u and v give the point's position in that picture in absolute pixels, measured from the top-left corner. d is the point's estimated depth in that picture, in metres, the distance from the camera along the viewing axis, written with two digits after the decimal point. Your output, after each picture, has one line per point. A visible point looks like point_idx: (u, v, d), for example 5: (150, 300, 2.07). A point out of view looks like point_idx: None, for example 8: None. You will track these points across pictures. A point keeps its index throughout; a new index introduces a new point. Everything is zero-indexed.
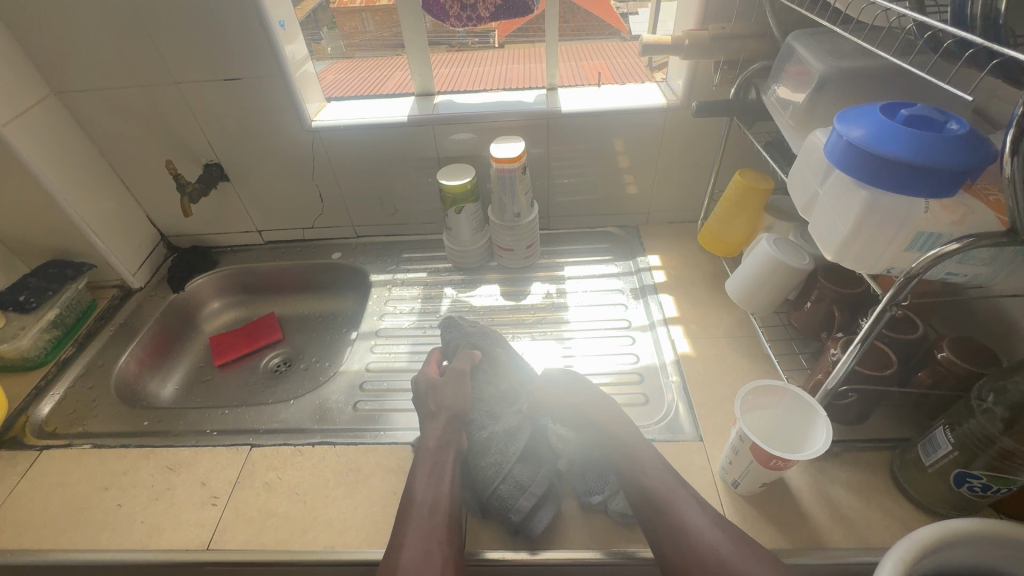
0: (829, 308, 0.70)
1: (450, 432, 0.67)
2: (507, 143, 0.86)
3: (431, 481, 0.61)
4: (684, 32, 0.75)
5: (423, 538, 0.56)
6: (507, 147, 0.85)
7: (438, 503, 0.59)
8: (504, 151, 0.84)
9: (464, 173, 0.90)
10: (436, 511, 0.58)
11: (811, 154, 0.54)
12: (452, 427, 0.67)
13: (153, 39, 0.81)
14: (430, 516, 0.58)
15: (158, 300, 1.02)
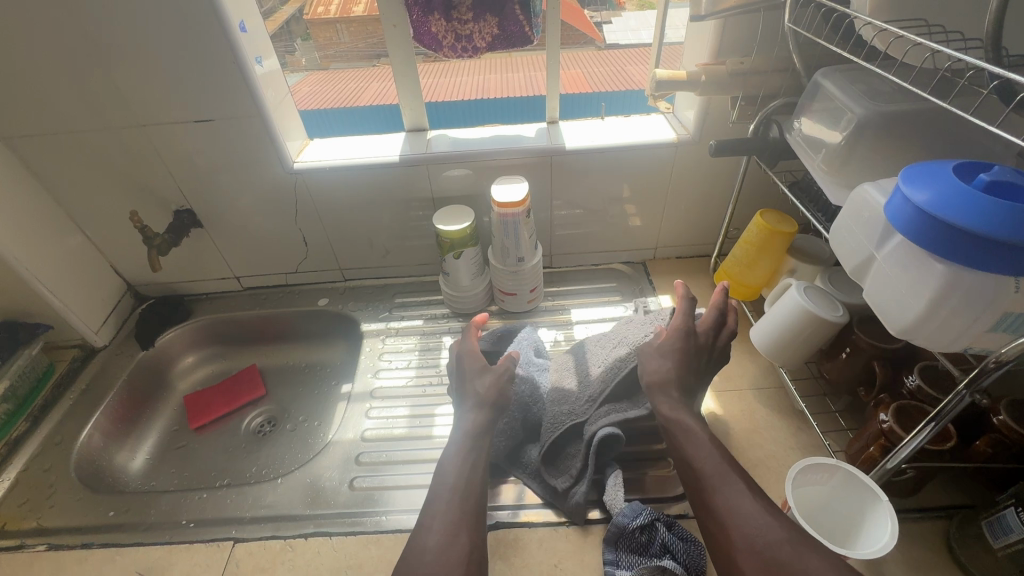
0: (867, 363, 0.64)
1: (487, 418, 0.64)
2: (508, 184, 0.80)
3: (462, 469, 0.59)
4: (700, 66, 0.70)
5: (447, 529, 0.53)
6: (509, 188, 0.78)
7: (468, 488, 0.57)
8: (509, 191, 0.78)
9: (463, 217, 0.83)
10: (465, 500, 0.56)
11: (862, 212, 0.49)
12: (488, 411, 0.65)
13: (114, 80, 0.72)
14: (458, 505, 0.55)
15: (125, 359, 0.92)
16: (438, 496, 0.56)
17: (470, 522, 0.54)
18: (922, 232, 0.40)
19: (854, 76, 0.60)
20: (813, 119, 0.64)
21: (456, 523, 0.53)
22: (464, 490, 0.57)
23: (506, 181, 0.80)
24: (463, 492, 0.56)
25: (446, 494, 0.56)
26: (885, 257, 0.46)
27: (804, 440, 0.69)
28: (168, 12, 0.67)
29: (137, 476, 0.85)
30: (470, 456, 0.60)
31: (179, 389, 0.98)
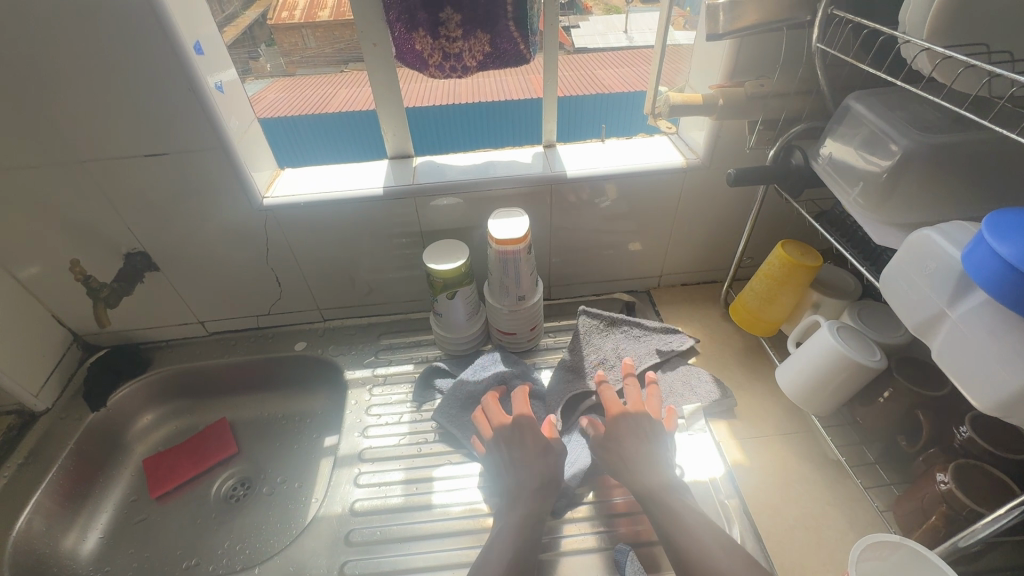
0: (910, 411, 0.59)
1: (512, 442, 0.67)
2: (507, 218, 0.73)
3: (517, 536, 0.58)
4: (715, 89, 0.64)
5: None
6: (506, 222, 0.71)
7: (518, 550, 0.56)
8: (510, 227, 0.71)
9: (456, 254, 0.75)
10: (515, 558, 0.56)
11: (926, 261, 0.44)
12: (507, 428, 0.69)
13: (45, 111, 0.62)
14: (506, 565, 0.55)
15: (72, 422, 0.81)
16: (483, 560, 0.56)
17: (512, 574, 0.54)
18: (1016, 292, 0.35)
19: (890, 101, 0.55)
20: (843, 145, 0.58)
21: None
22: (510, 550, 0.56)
23: (501, 216, 0.73)
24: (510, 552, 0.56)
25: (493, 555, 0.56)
26: (963, 315, 0.40)
27: (841, 493, 0.63)
28: (108, 33, 0.57)
29: (87, 562, 0.74)
30: (518, 517, 0.59)
31: (137, 452, 0.87)
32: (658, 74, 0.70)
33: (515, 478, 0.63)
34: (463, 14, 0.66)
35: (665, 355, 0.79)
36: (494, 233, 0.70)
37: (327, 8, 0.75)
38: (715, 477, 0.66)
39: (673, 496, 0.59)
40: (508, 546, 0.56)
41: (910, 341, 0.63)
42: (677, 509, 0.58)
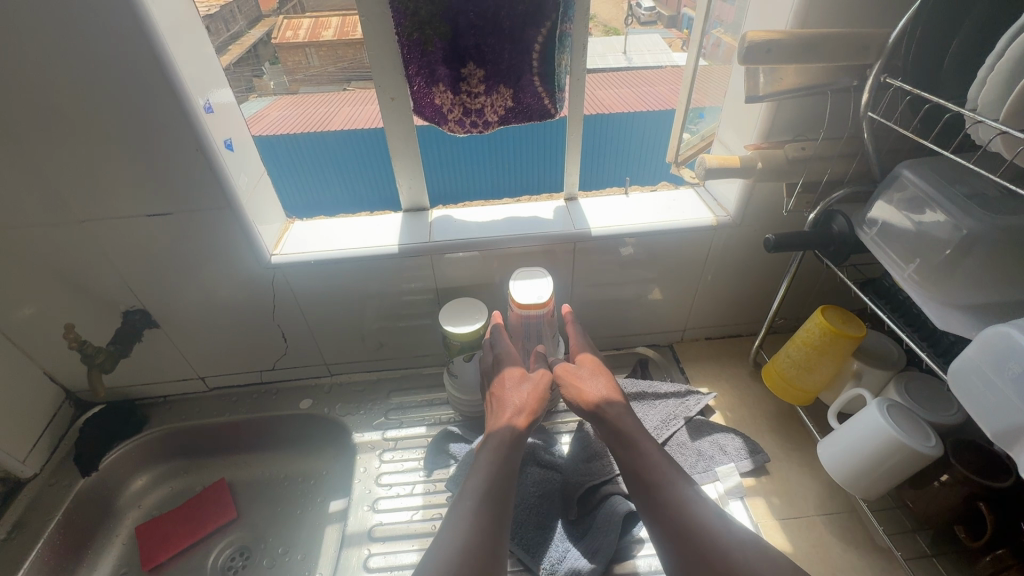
0: (970, 501, 0.54)
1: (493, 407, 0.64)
2: (534, 279, 0.69)
3: (491, 473, 0.56)
4: (753, 151, 0.61)
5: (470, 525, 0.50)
6: (529, 282, 0.68)
7: (493, 492, 0.54)
8: (535, 290, 0.67)
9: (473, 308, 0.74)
10: (490, 499, 0.53)
11: (1008, 364, 0.40)
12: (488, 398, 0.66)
13: (44, 172, 0.59)
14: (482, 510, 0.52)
15: (61, 489, 0.76)
16: (462, 506, 0.53)
17: (489, 515, 0.52)
18: None
19: (945, 172, 0.52)
20: (895, 217, 0.55)
21: (476, 522, 0.51)
22: (488, 488, 0.54)
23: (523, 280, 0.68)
24: (488, 495, 0.53)
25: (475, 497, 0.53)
26: None
27: None
28: (115, 95, 0.54)
29: None
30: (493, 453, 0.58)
31: (129, 518, 0.81)
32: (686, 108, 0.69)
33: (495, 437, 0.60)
34: (487, 70, 0.63)
35: (692, 421, 0.75)
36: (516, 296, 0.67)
37: (330, 28, 0.66)
38: None
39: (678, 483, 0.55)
40: (484, 491, 0.54)
41: (963, 421, 0.59)
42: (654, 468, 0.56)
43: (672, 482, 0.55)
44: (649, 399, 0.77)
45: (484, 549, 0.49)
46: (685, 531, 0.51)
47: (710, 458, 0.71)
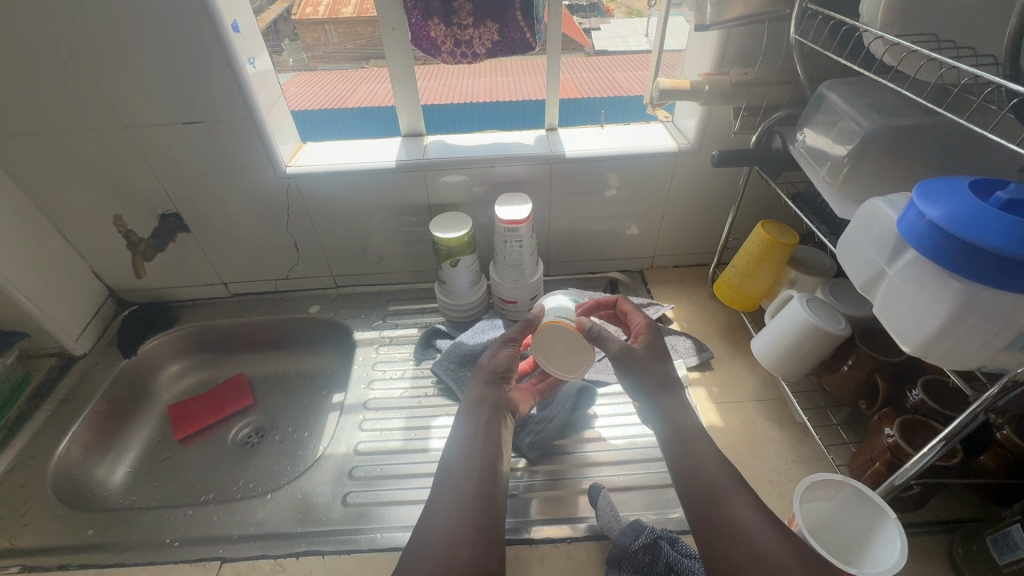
0: (870, 375, 0.64)
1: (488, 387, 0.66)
2: (557, 334, 0.64)
3: (481, 456, 0.59)
4: (703, 76, 0.70)
5: (460, 510, 0.53)
6: (545, 341, 0.65)
7: (480, 474, 0.57)
8: (555, 343, 0.64)
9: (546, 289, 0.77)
10: (480, 484, 0.56)
11: (873, 227, 0.48)
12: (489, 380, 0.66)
13: (100, 79, 0.70)
14: (471, 493, 0.55)
15: (106, 367, 0.88)
16: (452, 484, 0.56)
17: (479, 499, 0.55)
18: (938, 248, 0.40)
19: (859, 88, 0.60)
20: (817, 131, 0.64)
21: (466, 509, 0.53)
22: (479, 473, 0.57)
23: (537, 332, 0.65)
24: (475, 477, 0.56)
25: (463, 482, 0.56)
26: (897, 271, 0.45)
27: (806, 452, 0.68)
28: (159, 9, 0.65)
29: (117, 490, 0.81)
30: (484, 432, 0.61)
31: (162, 399, 0.94)
32: (656, 71, 0.78)
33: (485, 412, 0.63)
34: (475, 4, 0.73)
35: None
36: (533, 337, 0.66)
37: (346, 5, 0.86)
38: None
39: (742, 491, 0.52)
40: (474, 475, 0.56)
41: None
42: (693, 466, 0.54)
43: (730, 496, 0.52)
44: None
45: (467, 529, 0.52)
46: (727, 534, 0.49)
47: None
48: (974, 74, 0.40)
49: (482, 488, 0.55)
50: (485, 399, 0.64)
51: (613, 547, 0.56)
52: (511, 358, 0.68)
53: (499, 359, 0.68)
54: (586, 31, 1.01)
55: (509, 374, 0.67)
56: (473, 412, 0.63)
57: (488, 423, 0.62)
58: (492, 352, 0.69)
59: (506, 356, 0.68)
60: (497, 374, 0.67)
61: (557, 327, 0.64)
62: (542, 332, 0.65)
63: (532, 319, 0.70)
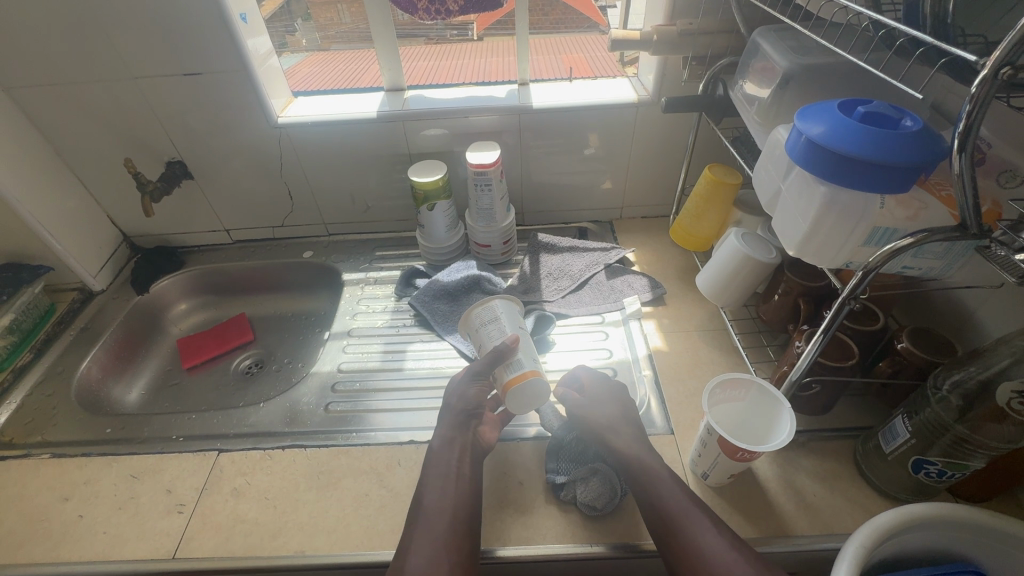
0: (795, 300, 0.71)
1: (458, 429, 0.64)
2: (537, 385, 0.66)
3: (456, 492, 0.58)
4: (653, 27, 0.75)
5: (436, 549, 0.52)
6: (527, 390, 0.66)
7: (456, 514, 0.56)
8: (535, 393, 0.66)
9: (497, 304, 0.75)
10: (454, 520, 0.55)
11: (774, 149, 0.55)
12: (459, 424, 0.64)
13: (109, 33, 0.78)
14: (446, 532, 0.54)
15: (122, 301, 0.99)
16: (427, 525, 0.54)
17: (456, 538, 0.54)
18: (811, 159, 0.46)
19: (786, 35, 0.65)
20: (752, 77, 0.69)
21: (442, 548, 0.52)
22: (454, 510, 0.56)
23: (518, 380, 0.66)
24: (449, 514, 0.55)
25: (436, 522, 0.54)
26: (787, 185, 0.52)
27: (739, 372, 0.75)
28: None
29: (133, 407, 0.91)
30: (456, 472, 0.60)
31: (172, 333, 1.04)
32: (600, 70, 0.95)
33: (457, 454, 0.61)
34: None
35: (611, 267, 0.93)
36: (512, 383, 0.66)
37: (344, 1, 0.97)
38: (638, 357, 0.79)
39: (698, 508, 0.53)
40: (448, 512, 0.56)
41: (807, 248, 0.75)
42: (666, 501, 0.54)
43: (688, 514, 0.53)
44: (579, 252, 0.95)
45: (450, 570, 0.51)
46: (695, 568, 0.49)
47: (620, 292, 0.88)
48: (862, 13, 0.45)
49: (456, 529, 0.54)
50: (456, 439, 0.63)
51: (552, 441, 0.66)
52: (478, 395, 0.67)
53: (467, 398, 0.66)
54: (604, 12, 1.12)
55: (475, 410, 0.66)
56: (444, 450, 0.62)
57: (460, 463, 0.60)
58: (460, 391, 0.67)
59: (474, 395, 0.67)
60: (466, 412, 0.65)
61: (538, 379, 0.66)
62: (524, 383, 0.66)
63: (506, 349, 0.68)
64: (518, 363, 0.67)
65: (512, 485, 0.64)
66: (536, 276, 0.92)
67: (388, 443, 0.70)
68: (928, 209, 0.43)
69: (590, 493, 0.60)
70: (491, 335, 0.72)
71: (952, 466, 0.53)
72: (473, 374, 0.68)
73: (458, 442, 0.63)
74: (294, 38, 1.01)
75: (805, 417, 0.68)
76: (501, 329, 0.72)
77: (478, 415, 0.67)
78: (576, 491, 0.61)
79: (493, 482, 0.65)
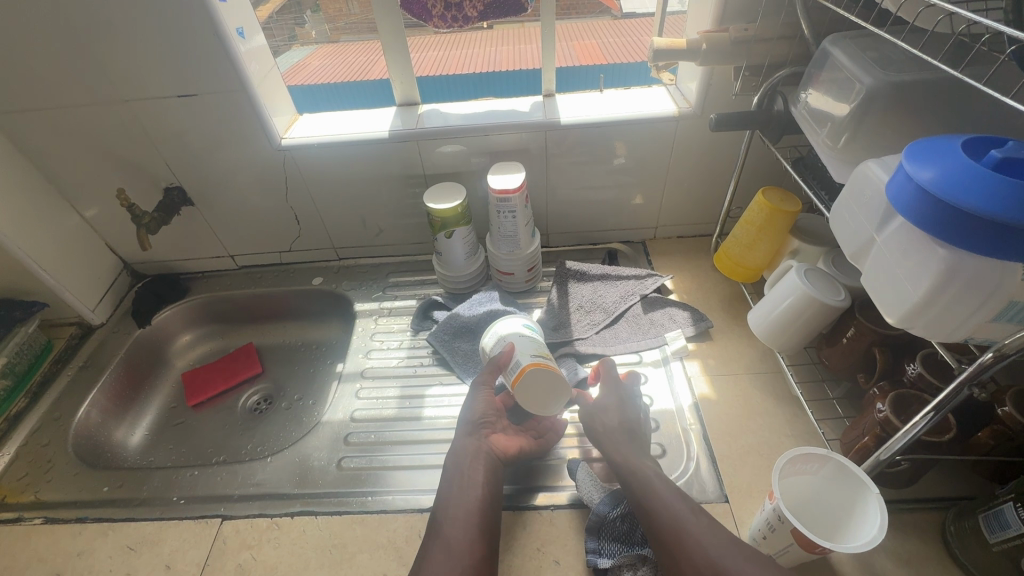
0: (868, 349, 0.61)
1: (469, 435, 0.63)
2: (539, 376, 0.63)
3: (467, 495, 0.57)
4: (701, 35, 0.66)
5: (452, 554, 0.51)
6: (530, 386, 0.63)
7: (468, 518, 0.55)
8: (542, 385, 0.63)
9: (496, 324, 0.72)
10: (467, 526, 0.54)
11: (865, 192, 0.46)
12: (469, 432, 0.63)
13: (94, 54, 0.71)
14: (461, 538, 0.53)
15: (122, 335, 0.93)
16: (440, 530, 0.54)
17: (472, 542, 0.53)
18: (925, 214, 0.37)
19: (864, 43, 0.55)
20: (820, 91, 0.59)
21: (452, 551, 0.52)
22: (469, 516, 0.55)
23: (518, 377, 0.64)
24: (463, 519, 0.55)
25: (451, 530, 0.54)
26: (887, 240, 0.43)
27: (800, 427, 0.67)
28: None
29: (135, 451, 0.85)
30: (469, 476, 0.58)
31: (176, 366, 0.98)
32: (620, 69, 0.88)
33: (470, 458, 0.60)
34: None
35: (647, 298, 0.84)
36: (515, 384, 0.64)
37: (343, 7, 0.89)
38: (683, 406, 0.71)
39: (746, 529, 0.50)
40: (461, 517, 0.55)
41: None
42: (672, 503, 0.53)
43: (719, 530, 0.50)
44: (612, 280, 0.87)
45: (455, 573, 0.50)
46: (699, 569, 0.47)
47: (660, 326, 0.80)
48: (977, 19, 0.35)
49: (471, 535, 0.53)
50: (467, 445, 0.61)
51: (593, 516, 0.57)
52: (486, 403, 0.66)
53: (476, 408, 0.65)
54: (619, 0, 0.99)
55: (486, 419, 0.64)
56: (456, 457, 0.60)
57: (471, 466, 0.59)
58: (474, 402, 0.66)
59: (482, 403, 0.66)
60: (476, 420, 0.64)
61: (537, 372, 0.63)
62: (526, 378, 0.63)
63: (501, 357, 0.67)
64: (517, 363, 0.65)
65: (547, 564, 0.57)
66: (564, 309, 0.84)
67: (407, 509, 0.63)
68: None
69: None
70: (493, 348, 0.70)
71: None
72: (479, 385, 0.67)
73: (470, 446, 0.61)
74: (303, 31, 0.93)
75: (883, 486, 0.59)
76: (500, 338, 0.70)
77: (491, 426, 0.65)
78: None
79: (525, 560, 0.57)
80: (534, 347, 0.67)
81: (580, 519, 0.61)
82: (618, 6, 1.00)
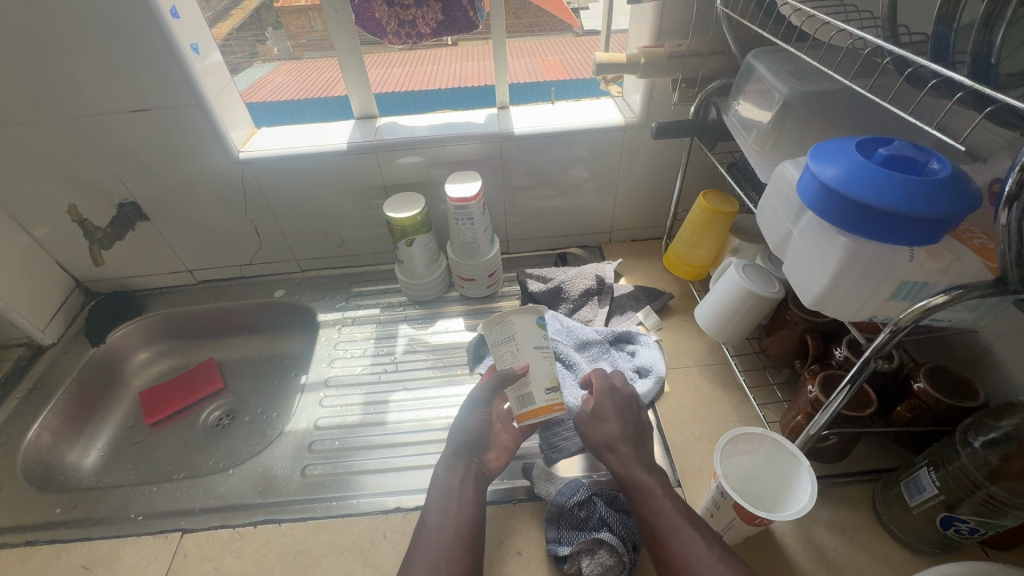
0: (801, 336, 0.67)
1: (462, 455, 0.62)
2: (547, 418, 0.63)
3: (456, 507, 0.57)
4: (640, 49, 0.71)
5: (438, 558, 0.52)
6: (536, 421, 0.63)
7: (460, 527, 0.55)
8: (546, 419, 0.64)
9: (511, 314, 0.65)
10: (457, 537, 0.54)
11: (782, 190, 0.51)
12: (460, 454, 0.62)
13: (42, 70, 0.71)
14: (447, 550, 0.53)
15: (74, 354, 0.90)
16: (429, 542, 0.54)
17: (456, 554, 0.53)
18: (828, 207, 0.42)
19: (782, 57, 0.61)
20: (748, 101, 0.64)
21: (442, 560, 0.52)
22: (458, 526, 0.55)
23: (530, 415, 0.62)
24: (451, 529, 0.55)
25: (436, 540, 0.54)
26: (801, 232, 0.48)
27: (745, 412, 0.71)
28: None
29: (90, 472, 0.82)
30: (458, 491, 0.58)
31: (133, 385, 0.96)
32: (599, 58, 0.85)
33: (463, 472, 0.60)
34: None
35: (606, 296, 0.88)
36: (525, 418, 0.62)
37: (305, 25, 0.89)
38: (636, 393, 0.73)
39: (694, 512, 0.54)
40: (450, 528, 0.55)
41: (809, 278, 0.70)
42: (655, 513, 0.52)
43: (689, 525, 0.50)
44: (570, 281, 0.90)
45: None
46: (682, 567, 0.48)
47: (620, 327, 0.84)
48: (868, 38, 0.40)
49: (455, 542, 0.54)
50: (458, 464, 0.61)
51: (552, 505, 0.60)
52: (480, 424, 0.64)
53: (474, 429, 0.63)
54: (578, 17, 1.05)
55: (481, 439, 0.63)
56: (446, 476, 0.60)
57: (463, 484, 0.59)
58: (472, 419, 0.64)
59: (477, 422, 0.64)
60: (470, 441, 0.63)
61: (551, 415, 0.62)
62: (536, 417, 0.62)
63: (514, 379, 0.62)
64: (530, 395, 0.62)
65: (510, 555, 0.59)
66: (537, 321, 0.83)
67: (371, 512, 0.64)
68: (961, 261, 0.40)
69: (596, 568, 0.55)
70: (502, 353, 0.64)
71: (985, 524, 0.48)
72: (475, 403, 0.64)
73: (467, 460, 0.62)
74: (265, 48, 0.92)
75: (818, 463, 0.63)
76: (514, 349, 0.63)
77: (483, 444, 0.64)
78: (580, 564, 0.56)
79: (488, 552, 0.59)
80: (550, 377, 0.64)
81: (540, 510, 0.63)
82: (576, 23, 1.05)
